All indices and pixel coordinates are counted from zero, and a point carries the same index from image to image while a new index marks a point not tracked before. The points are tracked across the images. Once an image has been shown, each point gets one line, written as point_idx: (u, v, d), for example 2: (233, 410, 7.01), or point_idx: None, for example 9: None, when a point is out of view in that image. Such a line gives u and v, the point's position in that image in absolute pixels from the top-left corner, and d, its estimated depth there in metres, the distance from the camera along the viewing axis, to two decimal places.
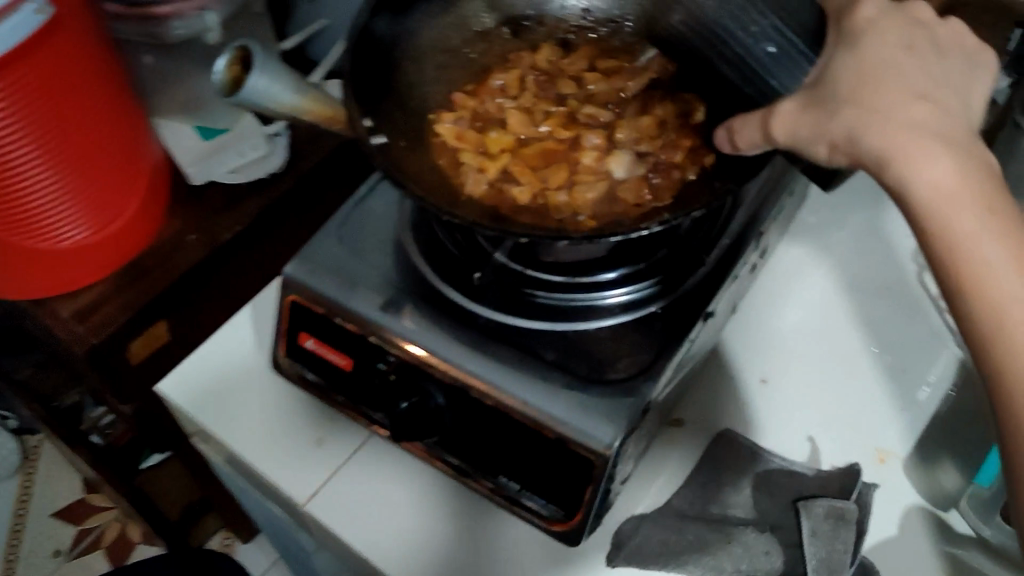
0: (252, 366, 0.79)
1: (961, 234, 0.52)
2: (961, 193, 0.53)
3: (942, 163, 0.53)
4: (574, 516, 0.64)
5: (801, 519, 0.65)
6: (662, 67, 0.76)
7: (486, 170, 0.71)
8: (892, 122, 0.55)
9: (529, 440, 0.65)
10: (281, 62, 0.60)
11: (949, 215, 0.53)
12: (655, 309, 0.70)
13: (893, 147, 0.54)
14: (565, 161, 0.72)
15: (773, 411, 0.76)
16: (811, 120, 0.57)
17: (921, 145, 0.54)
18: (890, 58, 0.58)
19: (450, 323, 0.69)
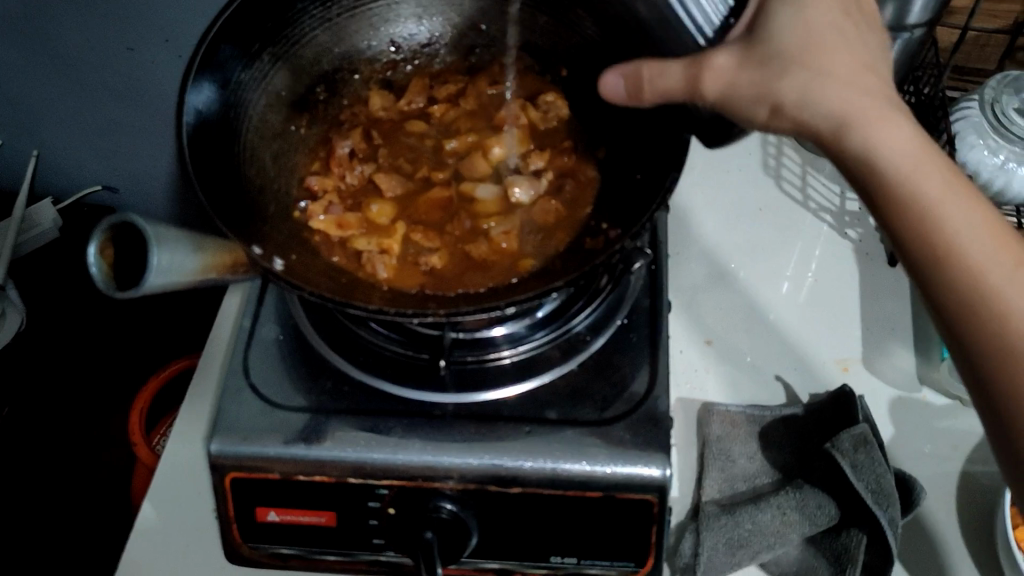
0: (181, 568, 0.63)
1: (923, 202, 0.48)
2: (915, 157, 0.48)
3: (893, 131, 0.49)
4: (648, 556, 0.60)
5: (839, 459, 0.63)
6: (500, 75, 0.72)
7: (389, 248, 0.61)
8: (833, 91, 0.50)
9: (571, 506, 0.59)
10: (162, 226, 0.49)
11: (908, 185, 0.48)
12: (621, 321, 0.66)
13: (847, 124, 0.49)
14: (466, 203, 0.65)
15: (737, 369, 0.75)
16: (750, 74, 0.51)
17: (857, 115, 0.49)
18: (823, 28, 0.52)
19: (428, 429, 0.60)
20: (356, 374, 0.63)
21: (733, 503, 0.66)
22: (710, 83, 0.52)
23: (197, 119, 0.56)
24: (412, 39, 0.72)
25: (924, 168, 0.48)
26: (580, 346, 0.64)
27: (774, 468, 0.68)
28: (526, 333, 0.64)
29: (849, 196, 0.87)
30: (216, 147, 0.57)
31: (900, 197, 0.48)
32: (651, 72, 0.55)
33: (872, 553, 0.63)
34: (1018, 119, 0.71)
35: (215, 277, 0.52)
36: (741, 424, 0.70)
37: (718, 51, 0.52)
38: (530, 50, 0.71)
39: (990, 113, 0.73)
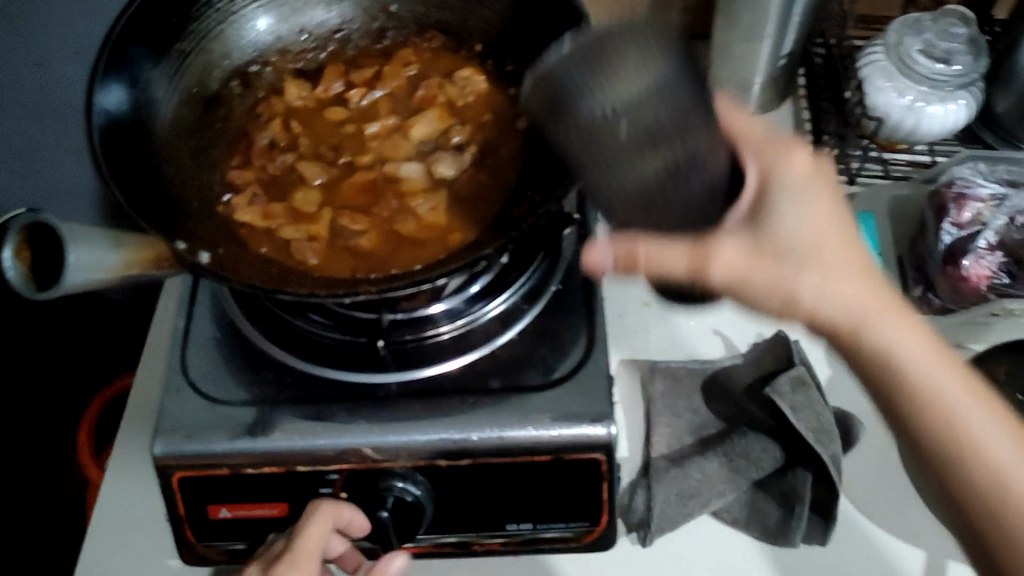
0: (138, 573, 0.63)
1: (840, 323, 0.50)
2: (835, 283, 0.49)
3: (834, 285, 0.49)
4: (602, 516, 0.61)
5: (779, 400, 0.64)
6: (414, 53, 0.72)
7: (316, 235, 0.61)
8: (829, 299, 0.49)
9: (522, 474, 0.59)
10: (78, 228, 0.50)
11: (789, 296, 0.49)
12: (556, 287, 0.67)
13: (779, 237, 0.48)
14: (389, 181, 0.65)
15: (674, 328, 0.76)
16: (768, 271, 0.48)
17: (860, 319, 0.49)
18: (806, 171, 0.50)
19: (373, 410, 0.60)
20: (299, 364, 0.63)
21: (681, 455, 0.67)
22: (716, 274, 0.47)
23: (108, 118, 0.56)
24: (323, 25, 0.72)
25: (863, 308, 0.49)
26: (518, 316, 0.65)
27: (720, 419, 0.69)
28: (463, 307, 0.64)
29: None
30: (131, 147, 0.57)
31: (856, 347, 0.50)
32: (653, 251, 0.45)
33: (818, 491, 0.64)
34: (922, 61, 0.74)
35: (141, 273, 0.52)
36: (683, 378, 0.72)
37: (733, 235, 0.47)
38: (443, 28, 0.71)
39: (896, 58, 0.75)
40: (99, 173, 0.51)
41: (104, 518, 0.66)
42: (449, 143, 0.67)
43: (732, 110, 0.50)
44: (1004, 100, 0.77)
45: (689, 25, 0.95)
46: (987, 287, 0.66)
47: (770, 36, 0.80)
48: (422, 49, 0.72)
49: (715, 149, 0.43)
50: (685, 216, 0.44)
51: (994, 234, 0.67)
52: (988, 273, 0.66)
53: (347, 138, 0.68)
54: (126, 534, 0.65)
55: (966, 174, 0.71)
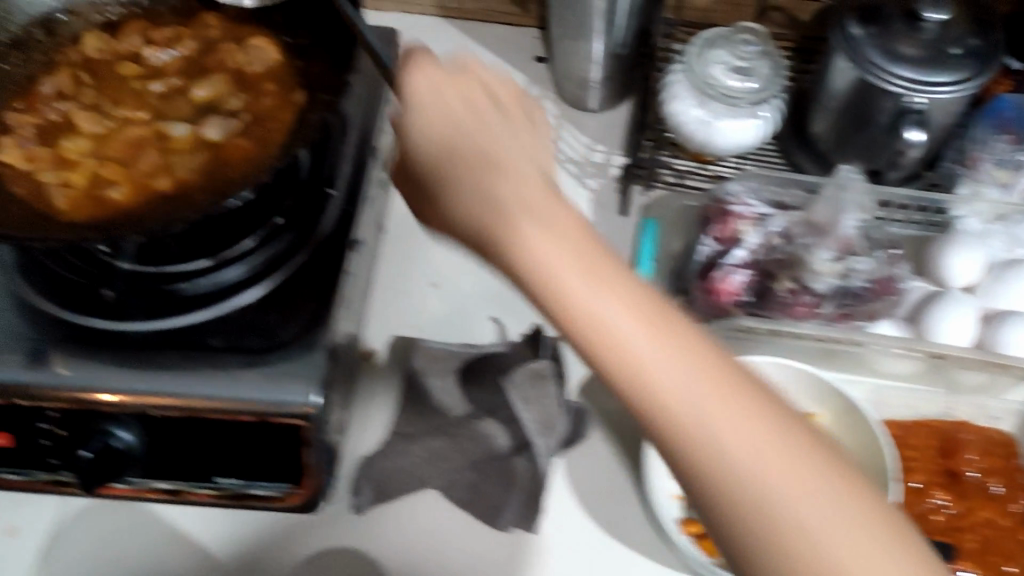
0: None
1: (706, 435, 0.40)
2: (738, 430, 0.40)
3: (622, 306, 0.43)
4: (304, 480, 0.63)
5: (507, 390, 0.68)
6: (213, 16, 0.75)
7: (70, 182, 0.64)
8: (516, 188, 0.47)
9: (229, 430, 0.61)
10: None
11: (446, 143, 0.50)
12: (304, 258, 0.67)
13: (467, 143, 0.50)
14: (161, 128, 0.68)
15: (454, 309, 0.78)
16: (455, 84, 0.52)
17: (515, 210, 0.46)
18: (421, 80, 0.52)
19: (100, 356, 0.61)
20: (47, 306, 0.65)
21: (414, 432, 0.69)
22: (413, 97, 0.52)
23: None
24: None
25: (731, 406, 0.40)
26: (256, 283, 0.66)
27: (468, 402, 0.71)
28: (198, 267, 0.65)
29: (597, 148, 0.88)
30: None
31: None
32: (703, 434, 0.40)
33: (533, 478, 0.66)
34: (720, 77, 0.74)
35: None
36: (442, 359, 0.73)
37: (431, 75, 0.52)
38: None
39: (695, 72, 0.75)
40: None
41: None
42: (206, 104, 0.70)
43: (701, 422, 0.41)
44: (822, 123, 0.80)
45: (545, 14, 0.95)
46: (733, 301, 0.68)
47: (594, 39, 0.82)
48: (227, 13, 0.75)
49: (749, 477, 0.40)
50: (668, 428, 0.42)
51: (744, 253, 0.69)
52: (734, 288, 0.68)
53: (127, 96, 0.70)
54: None
55: (738, 189, 0.72)
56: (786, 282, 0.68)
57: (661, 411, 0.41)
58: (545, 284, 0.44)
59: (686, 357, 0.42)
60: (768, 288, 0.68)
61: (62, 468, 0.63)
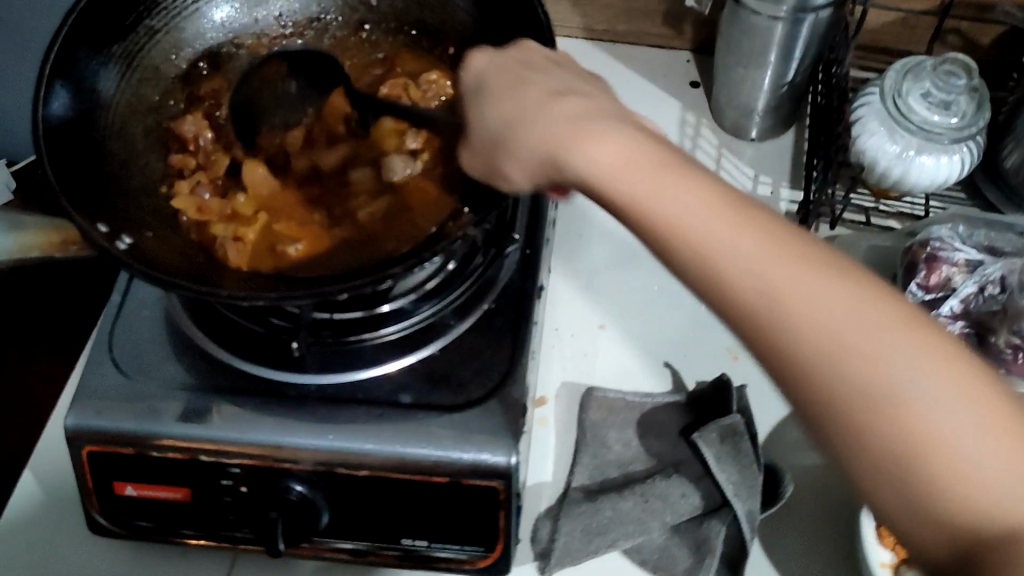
0: (69, 532, 0.66)
1: (910, 402, 0.35)
2: (900, 365, 0.35)
3: (782, 277, 0.38)
4: (497, 539, 0.60)
5: (704, 448, 0.63)
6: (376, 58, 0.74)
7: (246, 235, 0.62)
8: (615, 171, 0.43)
9: (422, 489, 0.59)
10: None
11: (507, 136, 0.49)
12: (489, 305, 0.66)
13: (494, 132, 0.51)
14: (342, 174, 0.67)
15: (624, 354, 0.74)
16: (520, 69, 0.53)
17: (653, 201, 0.41)
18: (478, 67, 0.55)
19: (289, 409, 0.60)
20: (221, 356, 0.63)
21: (600, 490, 0.66)
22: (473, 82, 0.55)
23: (57, 114, 0.59)
24: (299, 11, 0.74)
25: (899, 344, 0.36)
26: (441, 332, 0.64)
27: (649, 455, 0.67)
28: (378, 316, 0.64)
29: (763, 179, 0.83)
30: (76, 131, 0.60)
31: (1003, 565, 0.32)
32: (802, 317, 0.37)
33: (730, 544, 0.62)
34: (918, 109, 0.70)
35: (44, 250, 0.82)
36: (619, 409, 0.70)
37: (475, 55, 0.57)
38: (419, 25, 0.73)
39: (891, 104, 0.71)
40: (41, 160, 0.55)
41: None
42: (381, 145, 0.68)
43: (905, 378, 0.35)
44: (1015, 154, 0.74)
45: (701, 36, 0.91)
46: None
47: (770, 64, 0.78)
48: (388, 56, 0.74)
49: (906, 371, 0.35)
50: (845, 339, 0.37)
51: (959, 302, 0.64)
52: None
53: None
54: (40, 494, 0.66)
55: (943, 233, 0.67)
56: (1005, 336, 0.62)
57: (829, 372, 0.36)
58: (684, 245, 0.40)
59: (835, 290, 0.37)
60: (985, 343, 0.63)
61: (241, 524, 0.61)
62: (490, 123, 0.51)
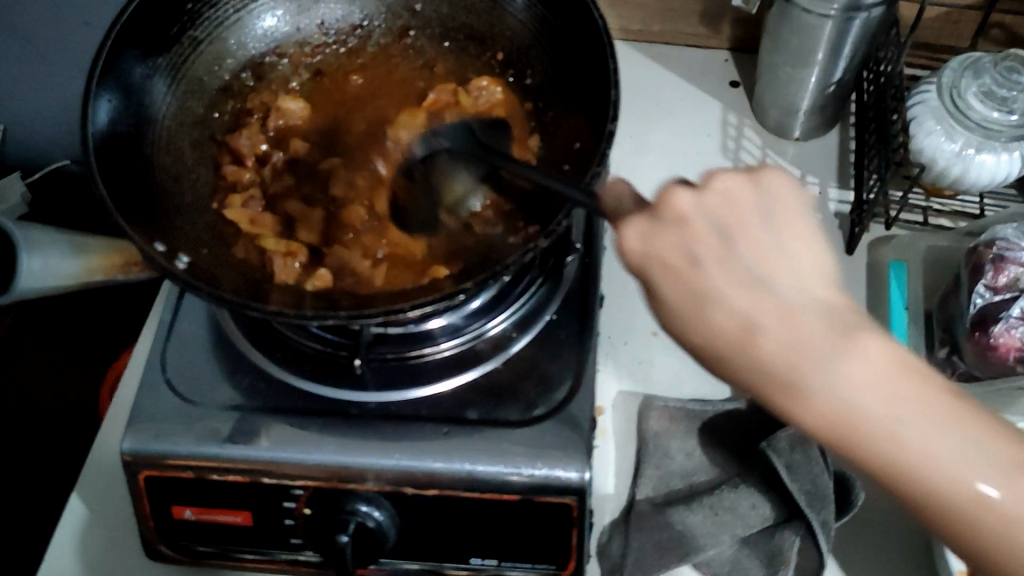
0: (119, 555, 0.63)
1: (940, 471, 0.40)
2: (938, 446, 0.40)
3: (853, 381, 0.40)
4: (569, 556, 0.59)
5: (773, 459, 0.61)
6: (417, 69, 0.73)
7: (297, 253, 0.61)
8: (765, 330, 0.40)
9: (492, 509, 0.57)
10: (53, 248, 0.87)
11: (748, 341, 0.40)
12: (551, 317, 0.65)
13: (710, 333, 0.41)
14: (374, 184, 0.66)
15: (679, 362, 0.72)
16: (671, 238, 0.43)
17: (754, 328, 0.40)
18: (637, 238, 0.44)
19: (350, 428, 0.59)
20: (282, 375, 0.62)
21: (667, 502, 0.64)
22: (624, 251, 0.44)
23: (102, 126, 0.56)
24: (344, 21, 0.74)
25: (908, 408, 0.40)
26: (503, 346, 0.63)
27: (713, 465, 0.66)
28: (431, 333, 0.63)
29: (810, 179, 0.81)
30: (123, 143, 0.58)
31: None
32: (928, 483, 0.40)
33: (802, 555, 0.61)
34: (976, 106, 0.69)
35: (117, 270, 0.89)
36: (679, 419, 0.68)
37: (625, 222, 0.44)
38: (466, 32, 0.72)
39: (949, 101, 0.70)
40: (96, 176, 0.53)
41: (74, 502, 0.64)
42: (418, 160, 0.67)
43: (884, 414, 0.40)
44: None
45: (739, 36, 0.90)
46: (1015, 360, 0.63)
47: (818, 63, 0.77)
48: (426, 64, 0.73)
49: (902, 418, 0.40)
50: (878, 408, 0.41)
51: None
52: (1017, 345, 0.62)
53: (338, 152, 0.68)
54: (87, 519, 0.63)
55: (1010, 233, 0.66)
56: None
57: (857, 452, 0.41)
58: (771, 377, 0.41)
59: (885, 374, 0.40)
60: None
61: (304, 545, 0.60)
62: (708, 343, 0.41)
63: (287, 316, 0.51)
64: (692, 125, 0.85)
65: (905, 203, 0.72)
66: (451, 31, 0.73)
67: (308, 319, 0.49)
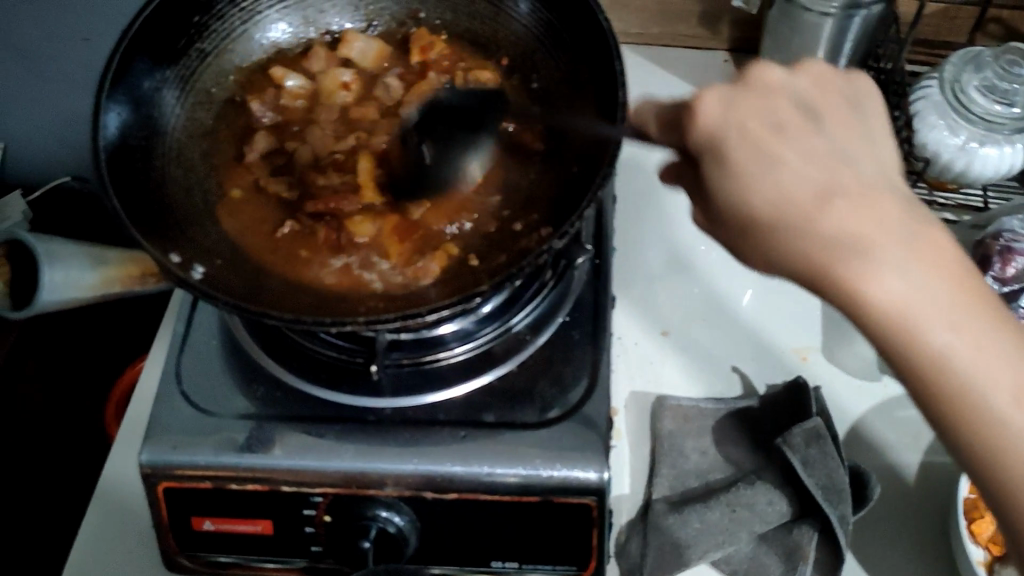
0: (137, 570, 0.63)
1: (1000, 422, 0.40)
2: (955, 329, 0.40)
3: (876, 239, 0.41)
4: (589, 556, 0.59)
5: (789, 454, 0.62)
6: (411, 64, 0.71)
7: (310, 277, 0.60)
8: (803, 173, 0.43)
9: (513, 511, 0.58)
10: (71, 262, 0.90)
11: (809, 219, 0.41)
12: (563, 319, 0.66)
13: (756, 204, 0.43)
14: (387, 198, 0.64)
15: (691, 362, 0.73)
16: (758, 103, 0.45)
17: (826, 193, 0.42)
18: (717, 107, 0.45)
19: (367, 434, 0.59)
20: (297, 383, 0.62)
21: (684, 500, 0.64)
22: (701, 123, 0.45)
23: (112, 136, 0.57)
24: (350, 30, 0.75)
25: (935, 298, 0.40)
26: (517, 350, 0.63)
27: (728, 463, 0.66)
28: (444, 338, 0.63)
29: None
30: (134, 153, 0.58)
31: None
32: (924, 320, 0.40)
33: (822, 549, 0.61)
34: (978, 99, 0.69)
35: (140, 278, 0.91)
36: (694, 418, 0.68)
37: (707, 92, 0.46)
38: (470, 38, 0.73)
39: (950, 94, 0.71)
40: (109, 190, 0.53)
41: (90, 517, 0.64)
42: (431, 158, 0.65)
43: (923, 244, 0.41)
44: None
45: (738, 37, 0.91)
46: None
47: (818, 61, 0.77)
48: (418, 59, 0.72)
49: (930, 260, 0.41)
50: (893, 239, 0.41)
51: None
52: None
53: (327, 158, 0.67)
54: (106, 534, 0.63)
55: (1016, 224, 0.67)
56: None
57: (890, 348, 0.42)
58: (782, 207, 0.42)
59: (895, 221, 0.41)
60: None
61: (323, 552, 0.60)
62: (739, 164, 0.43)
63: (303, 323, 0.51)
64: None
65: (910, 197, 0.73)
66: (454, 33, 0.73)
67: (326, 326, 0.49)
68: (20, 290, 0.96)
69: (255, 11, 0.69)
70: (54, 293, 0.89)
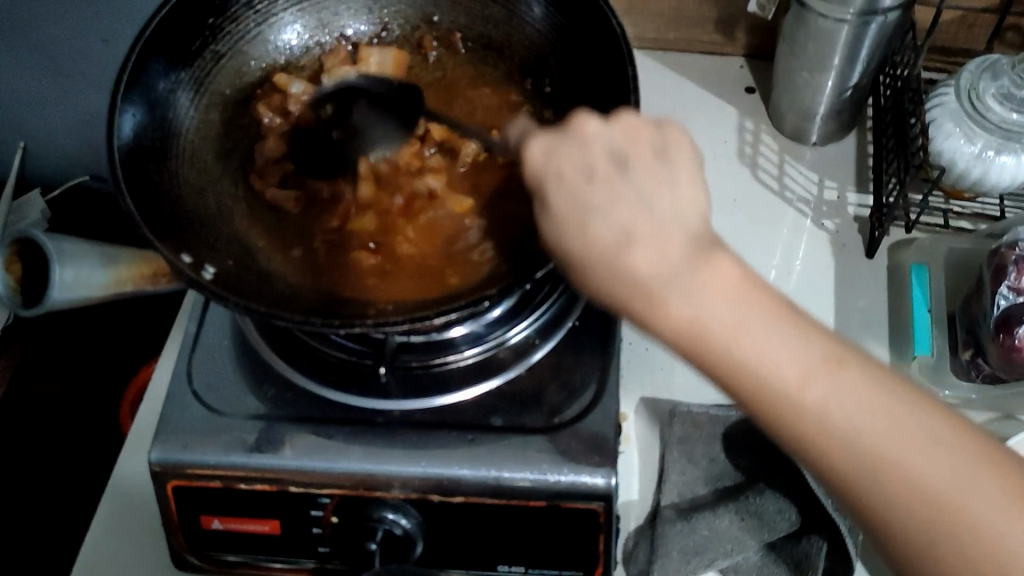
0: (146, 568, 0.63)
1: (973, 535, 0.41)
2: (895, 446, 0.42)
3: (707, 300, 0.43)
4: (595, 562, 0.59)
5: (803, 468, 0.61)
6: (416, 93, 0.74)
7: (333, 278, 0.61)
8: (617, 215, 0.44)
9: (520, 514, 0.57)
10: (84, 261, 0.91)
11: (622, 256, 0.43)
12: (573, 324, 0.65)
13: (590, 243, 0.44)
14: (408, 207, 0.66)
15: None
16: (573, 153, 0.47)
17: (630, 236, 0.43)
18: (542, 150, 0.48)
19: (376, 436, 0.59)
20: (306, 384, 0.62)
21: (692, 507, 0.64)
22: (531, 163, 0.48)
23: (127, 137, 0.57)
24: (364, 33, 0.75)
25: (820, 377, 0.43)
26: (526, 355, 0.63)
27: (738, 470, 0.66)
28: (452, 340, 0.63)
29: (828, 184, 0.81)
30: (150, 154, 0.59)
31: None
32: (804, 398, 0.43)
33: (831, 558, 0.61)
34: (994, 107, 0.69)
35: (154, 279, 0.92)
36: (705, 424, 0.68)
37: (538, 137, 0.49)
38: (484, 42, 0.73)
39: (967, 103, 0.70)
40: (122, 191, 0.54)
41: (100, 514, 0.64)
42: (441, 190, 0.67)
43: (717, 273, 0.44)
44: None
45: (754, 44, 0.91)
46: None
47: (834, 68, 0.77)
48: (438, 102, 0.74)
49: (720, 271, 0.43)
50: (713, 291, 0.43)
51: None
52: None
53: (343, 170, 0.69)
54: (116, 531, 0.64)
55: None
56: None
57: (726, 378, 0.44)
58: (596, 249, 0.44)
59: (688, 255, 0.43)
60: None
61: (330, 553, 0.60)
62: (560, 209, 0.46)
63: (313, 324, 0.51)
64: (710, 130, 0.85)
65: (923, 205, 0.72)
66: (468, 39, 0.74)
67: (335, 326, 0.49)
68: (30, 288, 0.98)
69: (270, 14, 0.70)
70: (64, 293, 0.90)
